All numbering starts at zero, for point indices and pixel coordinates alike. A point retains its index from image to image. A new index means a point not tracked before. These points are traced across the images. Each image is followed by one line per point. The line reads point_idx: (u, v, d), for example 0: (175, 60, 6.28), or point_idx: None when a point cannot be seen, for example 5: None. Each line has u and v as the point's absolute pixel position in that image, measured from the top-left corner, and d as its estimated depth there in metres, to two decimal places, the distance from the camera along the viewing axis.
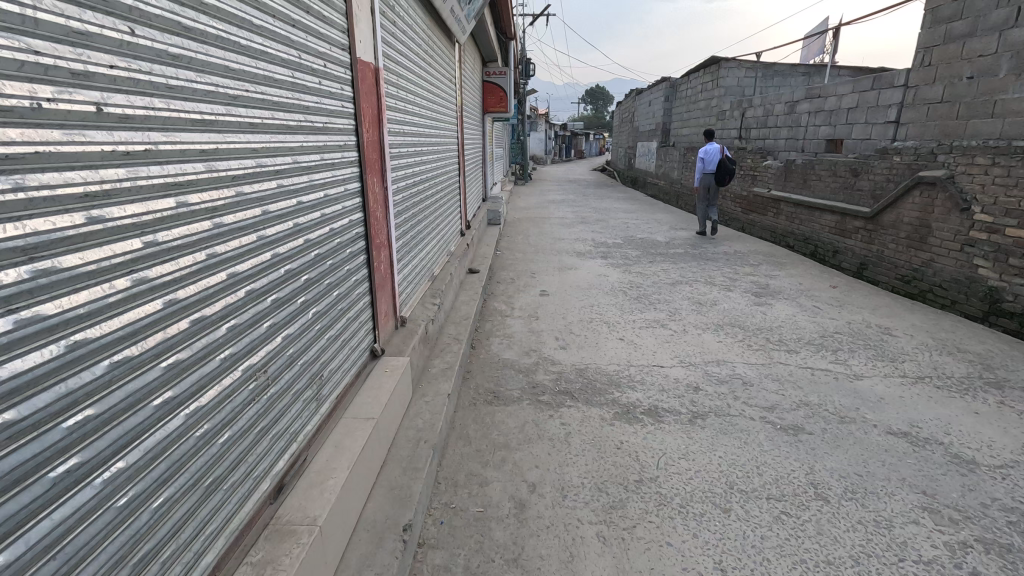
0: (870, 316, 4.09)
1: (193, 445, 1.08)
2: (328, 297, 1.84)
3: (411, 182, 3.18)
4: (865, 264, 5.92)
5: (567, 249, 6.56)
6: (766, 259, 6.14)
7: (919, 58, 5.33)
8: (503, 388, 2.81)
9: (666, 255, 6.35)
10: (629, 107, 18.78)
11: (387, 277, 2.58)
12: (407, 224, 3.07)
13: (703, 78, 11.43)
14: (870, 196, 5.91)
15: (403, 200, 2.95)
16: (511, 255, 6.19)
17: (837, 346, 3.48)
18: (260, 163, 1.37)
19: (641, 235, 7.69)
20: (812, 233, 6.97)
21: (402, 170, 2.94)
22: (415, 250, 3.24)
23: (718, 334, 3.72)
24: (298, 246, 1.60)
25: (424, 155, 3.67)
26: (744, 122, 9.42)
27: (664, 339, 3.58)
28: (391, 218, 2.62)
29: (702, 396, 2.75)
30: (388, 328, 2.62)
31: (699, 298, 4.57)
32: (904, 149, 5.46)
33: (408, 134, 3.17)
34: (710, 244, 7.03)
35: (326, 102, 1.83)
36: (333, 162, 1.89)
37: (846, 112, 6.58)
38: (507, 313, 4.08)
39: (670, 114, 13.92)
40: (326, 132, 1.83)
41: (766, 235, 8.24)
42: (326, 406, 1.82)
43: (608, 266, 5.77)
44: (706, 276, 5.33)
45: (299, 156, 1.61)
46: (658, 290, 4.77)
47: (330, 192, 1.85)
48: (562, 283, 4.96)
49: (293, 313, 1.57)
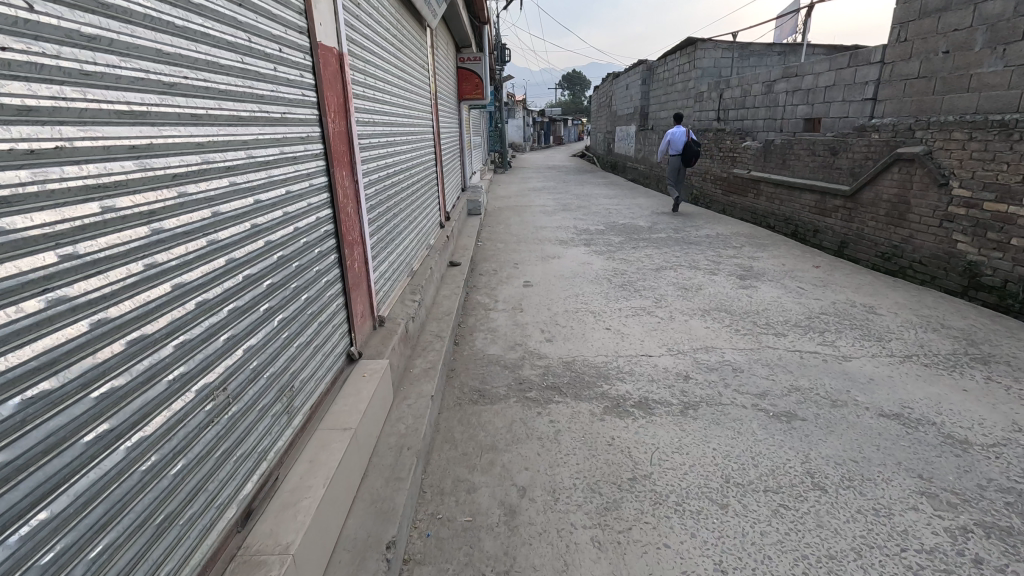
0: (854, 295, 4.08)
1: (139, 480, 0.96)
2: (296, 301, 1.72)
3: (385, 174, 3.04)
4: (846, 242, 5.94)
5: (550, 238, 6.46)
6: (749, 241, 6.13)
7: (896, 34, 5.32)
8: (488, 385, 2.71)
9: (649, 240, 6.31)
10: (606, 91, 18.67)
11: (362, 276, 2.45)
12: (382, 219, 2.93)
13: (680, 60, 11.34)
14: (849, 174, 5.92)
15: (376, 194, 2.81)
16: (493, 245, 6.07)
17: (824, 327, 3.46)
18: (208, 159, 1.23)
19: (623, 220, 7.63)
20: (792, 213, 6.98)
21: (374, 162, 2.79)
22: (391, 246, 3.11)
23: (705, 319, 3.67)
24: (258, 248, 1.46)
25: (398, 145, 3.52)
26: (722, 103, 9.39)
27: (651, 327, 3.51)
28: (363, 214, 2.48)
29: (692, 385, 2.69)
30: (366, 329, 2.50)
31: (685, 283, 4.52)
32: (882, 126, 5.46)
33: (380, 123, 3.02)
34: (692, 227, 7.00)
35: (284, 90, 1.68)
36: (295, 156, 1.75)
37: (824, 90, 6.57)
38: (490, 306, 3.97)
39: (648, 97, 13.83)
40: (285, 123, 1.68)
41: (747, 216, 8.25)
42: (299, 418, 1.70)
43: (591, 253, 5.69)
44: (690, 260, 5.28)
45: (254, 151, 1.46)
46: (643, 277, 4.71)
47: (292, 188, 1.71)
48: (546, 272, 4.87)
49: (255, 322, 1.44)
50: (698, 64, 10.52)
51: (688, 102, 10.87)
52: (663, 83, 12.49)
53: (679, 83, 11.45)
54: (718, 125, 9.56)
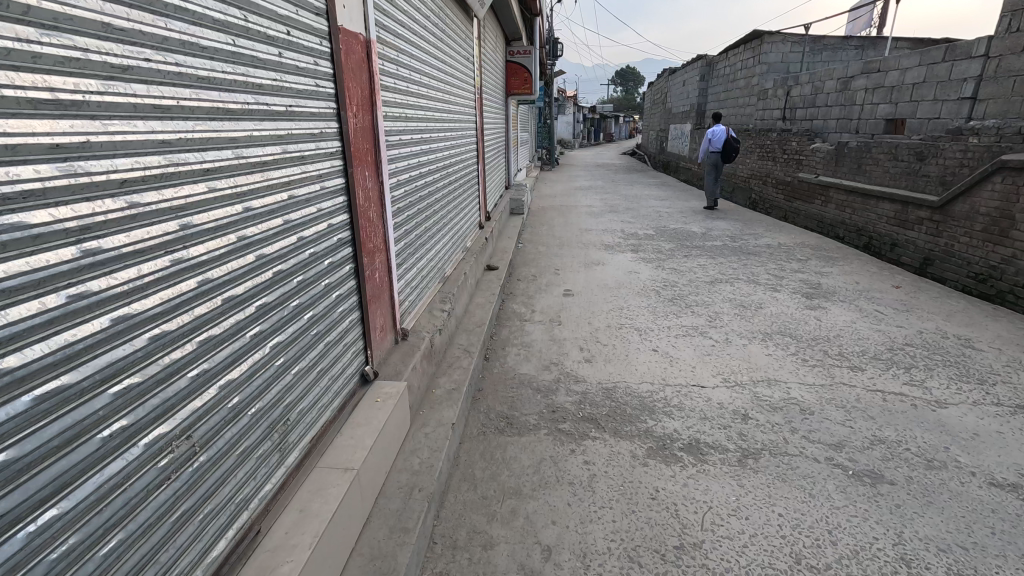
0: (946, 324, 3.54)
1: (49, 569, 0.76)
2: (297, 321, 1.51)
3: (417, 174, 2.82)
4: (931, 259, 5.29)
5: (594, 242, 6.12)
6: (816, 254, 5.57)
7: (1006, 23, 4.67)
8: (517, 412, 2.44)
9: (702, 248, 5.84)
10: (661, 87, 17.93)
11: (383, 287, 2.23)
12: (411, 223, 2.70)
13: (744, 55, 10.64)
14: (939, 183, 5.25)
15: (405, 196, 2.59)
16: (534, 248, 5.78)
17: (911, 362, 2.98)
18: (177, 161, 1.02)
19: (674, 225, 7.16)
20: (866, 223, 6.33)
21: (404, 162, 2.56)
22: (421, 250, 2.89)
23: (767, 345, 3.25)
24: (247, 265, 1.25)
25: (435, 142, 3.29)
26: (789, 101, 8.69)
27: (703, 351, 3.14)
28: (388, 218, 2.26)
29: (752, 427, 2.32)
30: (385, 344, 2.28)
31: (742, 300, 4.08)
32: (984, 129, 4.80)
33: (413, 118, 2.80)
34: (751, 235, 6.47)
35: (291, 79, 1.46)
36: (303, 155, 1.53)
37: (912, 88, 5.88)
38: (526, 317, 3.69)
39: (706, 95, 13.13)
40: (292, 117, 1.46)
41: (812, 224, 7.59)
42: (294, 455, 1.49)
43: (639, 261, 5.31)
44: (748, 273, 4.82)
45: (246, 150, 1.24)
46: (695, 291, 4.31)
47: (297, 193, 1.49)
48: (588, 281, 4.55)
49: (239, 352, 1.22)
50: (763, 59, 9.80)
51: (751, 99, 10.16)
52: (723, 79, 11.77)
53: (742, 79, 10.74)
54: (783, 124, 8.86)
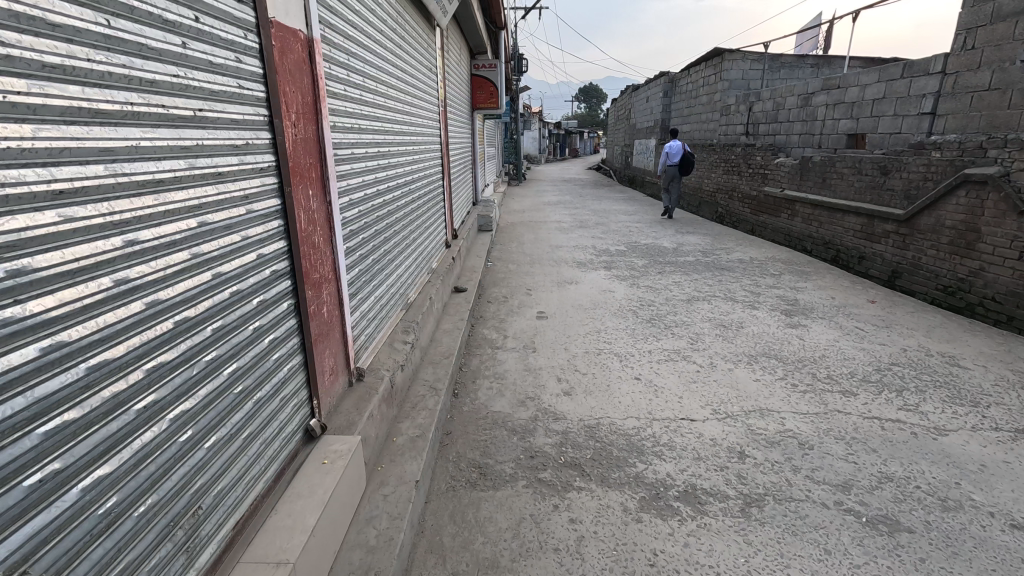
0: (927, 341, 3.46)
1: None
2: (214, 378, 1.19)
3: (374, 192, 2.53)
4: (899, 272, 5.32)
5: (566, 258, 5.91)
6: (788, 268, 5.53)
7: (961, 41, 4.77)
8: (491, 460, 2.16)
9: (676, 264, 5.72)
10: (625, 103, 18.19)
11: (333, 323, 1.93)
12: (368, 246, 2.40)
13: (706, 72, 10.81)
14: (903, 197, 5.30)
15: (360, 216, 2.29)
16: (504, 266, 5.53)
17: (901, 384, 2.86)
18: (4, 181, 0.74)
19: (646, 240, 7.05)
20: (833, 236, 6.37)
21: (358, 178, 2.26)
22: (380, 276, 2.58)
23: (754, 369, 3.08)
24: (132, 315, 0.94)
25: (395, 157, 3.01)
26: (752, 116, 8.82)
27: (689, 378, 2.94)
28: (338, 242, 1.96)
29: (751, 468, 2.10)
30: (336, 388, 1.97)
31: (722, 319, 3.93)
32: (945, 144, 4.86)
33: (370, 129, 2.50)
34: (722, 250, 6.41)
35: (200, 75, 1.17)
36: (220, 168, 1.22)
37: (872, 104, 5.98)
38: (499, 344, 3.41)
39: (670, 111, 13.31)
40: (202, 124, 1.17)
41: (779, 237, 7.64)
42: (208, 552, 1.17)
43: (613, 278, 5.13)
44: (725, 290, 4.70)
45: (130, 166, 0.95)
46: (674, 310, 4.13)
47: (211, 217, 1.19)
48: (563, 301, 4.32)
49: (119, 434, 0.91)
50: (725, 76, 9.97)
51: (714, 115, 10.31)
52: (686, 95, 11.95)
53: (704, 95, 10.91)
54: (747, 139, 8.97)
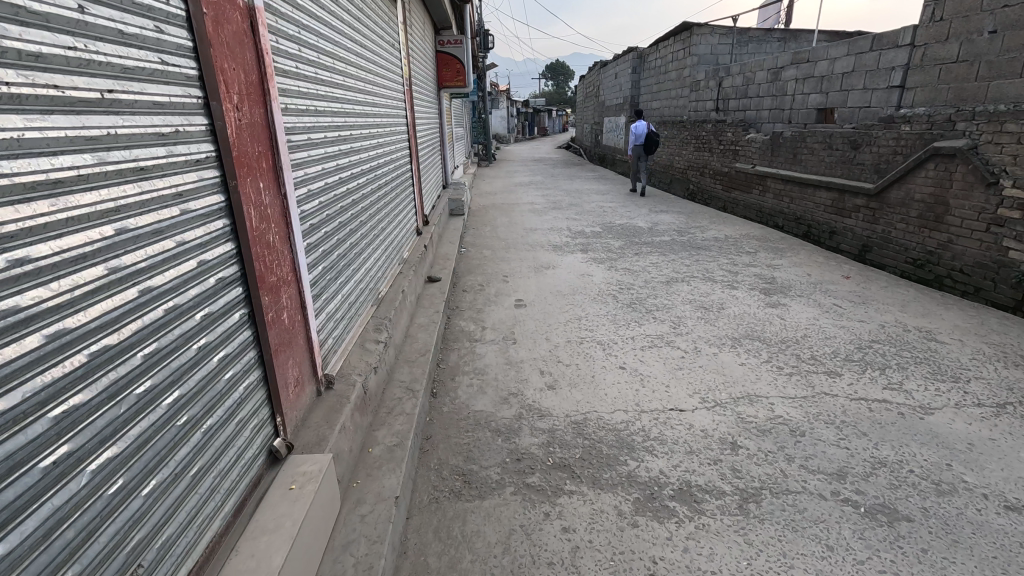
0: (904, 315, 3.48)
1: None
2: (150, 413, 1.01)
3: (337, 182, 2.31)
4: (869, 246, 5.38)
5: (541, 242, 5.77)
6: (763, 246, 5.52)
7: (929, 12, 4.75)
8: (476, 465, 2.03)
9: (652, 245, 5.65)
10: (593, 80, 17.96)
11: (296, 329, 1.75)
12: (332, 241, 2.19)
13: (675, 47, 10.68)
14: (873, 171, 5.33)
15: (322, 208, 2.08)
16: (479, 252, 5.36)
17: (884, 362, 2.85)
18: None
19: (621, 220, 6.97)
20: (805, 212, 6.41)
21: (317, 166, 2.05)
22: (347, 272, 2.39)
23: (738, 352, 3.02)
24: (28, 352, 0.76)
25: (358, 141, 2.78)
26: (721, 92, 8.76)
27: (674, 365, 2.86)
28: (297, 239, 1.76)
29: (744, 460, 2.04)
30: (302, 400, 1.79)
31: (703, 301, 3.87)
32: (914, 117, 4.88)
33: (329, 111, 2.27)
34: (697, 229, 6.39)
35: (107, 47, 0.96)
36: (141, 162, 1.02)
37: (842, 78, 5.96)
38: (477, 336, 3.27)
39: (639, 87, 13.19)
40: (114, 106, 0.96)
41: (751, 214, 7.67)
42: None
43: (590, 261, 5.02)
44: (703, 270, 4.65)
45: (8, 165, 0.75)
46: (653, 293, 4.06)
47: (135, 222, 1.00)
48: (541, 288, 4.19)
49: (19, 502, 0.74)
50: (694, 51, 9.86)
51: (684, 91, 10.22)
52: (655, 71, 11.82)
53: (673, 71, 10.79)
54: (717, 115, 8.93)
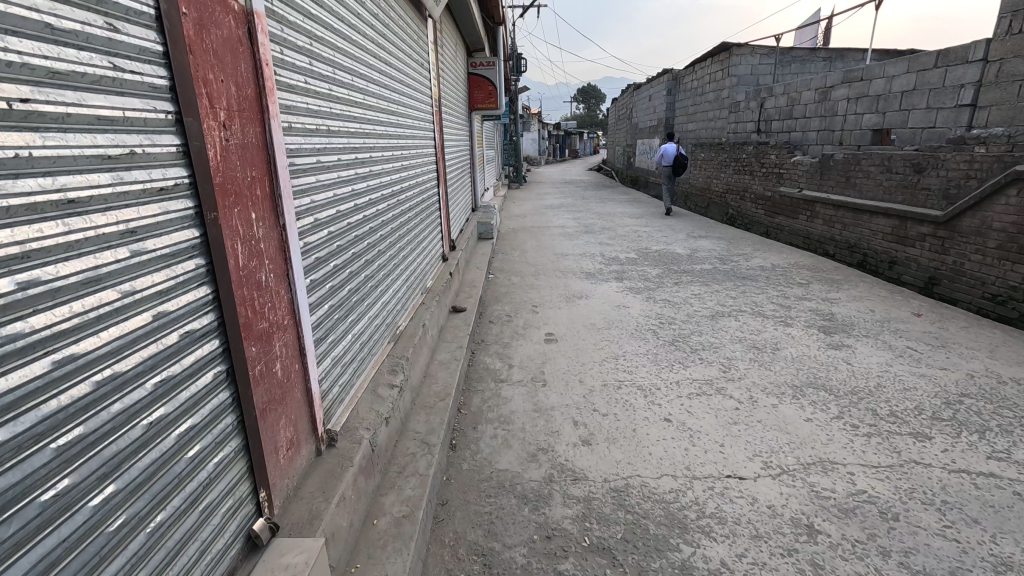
0: (994, 363, 3.02)
1: None
2: (62, 524, 0.76)
3: (351, 209, 2.09)
4: (937, 278, 4.87)
5: (573, 268, 5.48)
6: (815, 276, 5.08)
7: (1004, 24, 4.34)
8: (498, 544, 1.72)
9: (692, 273, 5.29)
10: (626, 103, 17.79)
11: (292, 382, 1.50)
12: (343, 275, 1.96)
13: (713, 67, 10.39)
14: (941, 196, 4.85)
15: (331, 238, 1.85)
16: (507, 279, 5.11)
17: (981, 423, 2.41)
18: None
19: (657, 246, 6.62)
20: (859, 239, 5.93)
21: (327, 193, 1.83)
22: (361, 308, 2.15)
23: (802, 403, 2.64)
24: None
25: (379, 163, 2.57)
26: (764, 113, 8.39)
27: (728, 418, 2.50)
28: (297, 276, 1.53)
29: (826, 552, 1.66)
30: (298, 463, 1.54)
31: (754, 340, 3.49)
32: (990, 138, 4.42)
33: (344, 132, 2.05)
34: (740, 256, 5.98)
35: (32, 44, 0.74)
36: (69, 192, 0.79)
37: (902, 97, 5.54)
38: (503, 376, 2.98)
39: (673, 109, 12.92)
40: (33, 122, 0.74)
41: (797, 240, 7.19)
42: None
43: (626, 291, 4.70)
44: (752, 303, 4.26)
45: None
46: (698, 329, 3.69)
47: (53, 271, 0.76)
48: (573, 320, 3.89)
49: None
50: (733, 72, 9.54)
51: (722, 112, 9.88)
52: (691, 92, 11.52)
53: (711, 92, 10.47)
54: (759, 137, 8.54)
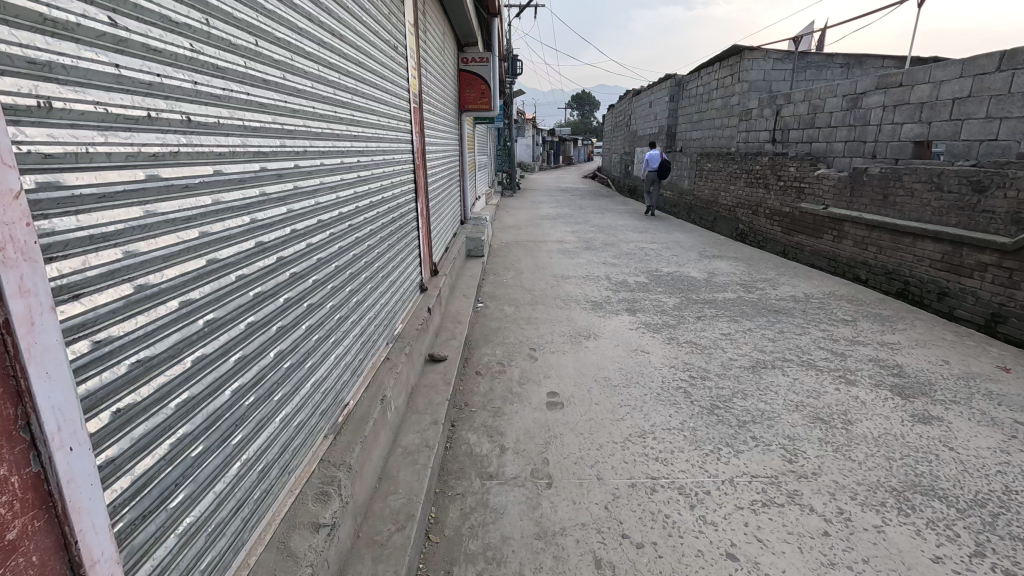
0: None
1: None
2: None
3: (248, 252, 1.27)
4: (1002, 316, 4.15)
5: (576, 296, 4.69)
6: (860, 311, 4.34)
7: None
8: None
9: (715, 304, 4.52)
10: (624, 110, 17.13)
11: None
12: (218, 371, 1.13)
13: (721, 72, 9.71)
14: (1008, 220, 4.14)
15: (188, 313, 1.03)
16: (499, 309, 4.32)
17: None
18: None
19: (668, 267, 5.86)
20: (899, 265, 5.22)
21: (178, 233, 1.01)
22: (263, 411, 1.32)
23: (916, 523, 1.86)
24: None
25: (318, 175, 1.74)
26: (780, 122, 7.70)
27: (817, 553, 1.72)
28: (60, 416, 0.72)
29: None
30: None
31: (815, 406, 2.72)
32: None
33: (239, 130, 1.23)
34: (766, 283, 5.24)
35: None
36: None
37: (953, 104, 4.85)
38: (492, 466, 2.18)
39: (676, 116, 12.25)
40: None
41: (822, 262, 6.47)
42: None
43: (640, 327, 3.92)
44: (798, 349, 3.49)
45: None
46: (739, 389, 2.90)
47: None
48: (581, 372, 3.10)
49: None
50: (744, 77, 8.87)
51: (732, 120, 9.19)
52: (697, 99, 10.82)
53: (719, 98, 9.77)
54: (774, 147, 7.85)
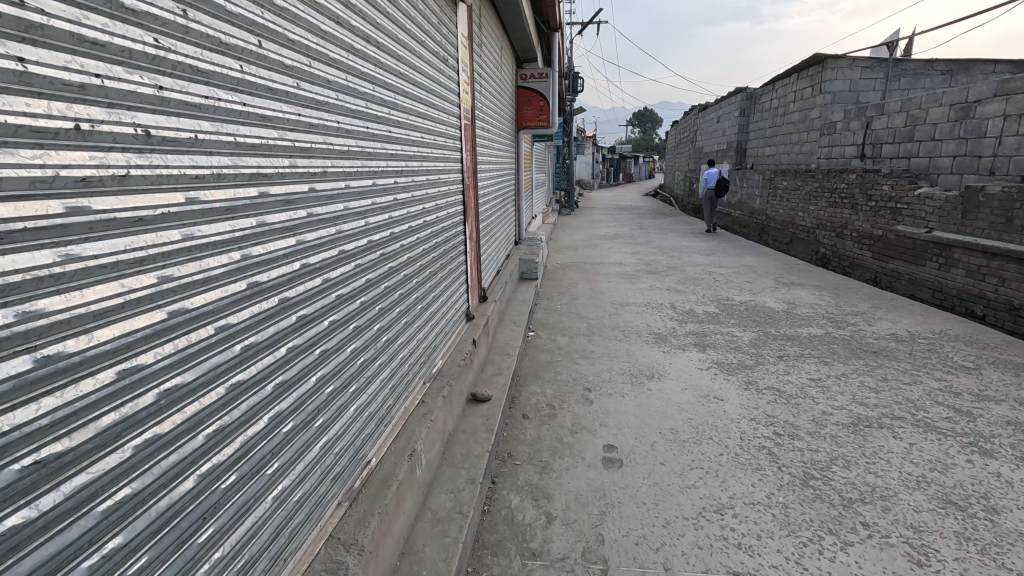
0: None
1: None
2: None
3: (237, 296, 1.03)
4: None
5: (636, 327, 4.27)
6: (983, 356, 3.63)
7: None
8: None
9: (800, 342, 3.95)
10: (689, 126, 16.43)
11: None
12: (178, 452, 0.87)
13: (800, 83, 8.99)
14: None
15: (133, 384, 0.78)
16: (552, 339, 3.98)
17: None
18: None
19: (740, 296, 5.30)
20: None
21: (119, 280, 0.76)
22: (248, 491, 1.06)
23: None
24: None
25: (343, 199, 1.50)
26: (870, 135, 6.93)
27: None
28: None
29: None
30: None
31: (942, 484, 2.17)
32: None
33: (227, 147, 0.99)
34: (858, 317, 4.58)
35: None
36: None
37: None
38: (535, 541, 1.83)
39: (747, 131, 11.51)
40: None
41: (924, 293, 5.65)
42: None
43: (712, 367, 3.45)
44: (910, 404, 2.90)
45: None
46: (838, 455, 2.39)
47: None
48: (643, 420, 2.70)
49: None
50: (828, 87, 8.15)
51: (812, 134, 8.44)
52: (772, 113, 10.08)
53: (797, 111, 9.03)
54: (863, 163, 7.07)
